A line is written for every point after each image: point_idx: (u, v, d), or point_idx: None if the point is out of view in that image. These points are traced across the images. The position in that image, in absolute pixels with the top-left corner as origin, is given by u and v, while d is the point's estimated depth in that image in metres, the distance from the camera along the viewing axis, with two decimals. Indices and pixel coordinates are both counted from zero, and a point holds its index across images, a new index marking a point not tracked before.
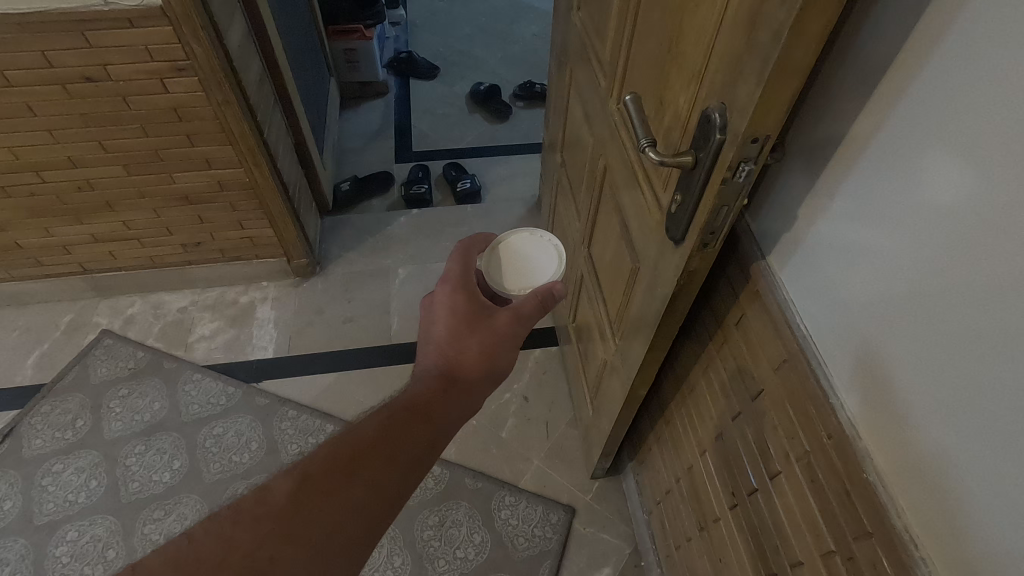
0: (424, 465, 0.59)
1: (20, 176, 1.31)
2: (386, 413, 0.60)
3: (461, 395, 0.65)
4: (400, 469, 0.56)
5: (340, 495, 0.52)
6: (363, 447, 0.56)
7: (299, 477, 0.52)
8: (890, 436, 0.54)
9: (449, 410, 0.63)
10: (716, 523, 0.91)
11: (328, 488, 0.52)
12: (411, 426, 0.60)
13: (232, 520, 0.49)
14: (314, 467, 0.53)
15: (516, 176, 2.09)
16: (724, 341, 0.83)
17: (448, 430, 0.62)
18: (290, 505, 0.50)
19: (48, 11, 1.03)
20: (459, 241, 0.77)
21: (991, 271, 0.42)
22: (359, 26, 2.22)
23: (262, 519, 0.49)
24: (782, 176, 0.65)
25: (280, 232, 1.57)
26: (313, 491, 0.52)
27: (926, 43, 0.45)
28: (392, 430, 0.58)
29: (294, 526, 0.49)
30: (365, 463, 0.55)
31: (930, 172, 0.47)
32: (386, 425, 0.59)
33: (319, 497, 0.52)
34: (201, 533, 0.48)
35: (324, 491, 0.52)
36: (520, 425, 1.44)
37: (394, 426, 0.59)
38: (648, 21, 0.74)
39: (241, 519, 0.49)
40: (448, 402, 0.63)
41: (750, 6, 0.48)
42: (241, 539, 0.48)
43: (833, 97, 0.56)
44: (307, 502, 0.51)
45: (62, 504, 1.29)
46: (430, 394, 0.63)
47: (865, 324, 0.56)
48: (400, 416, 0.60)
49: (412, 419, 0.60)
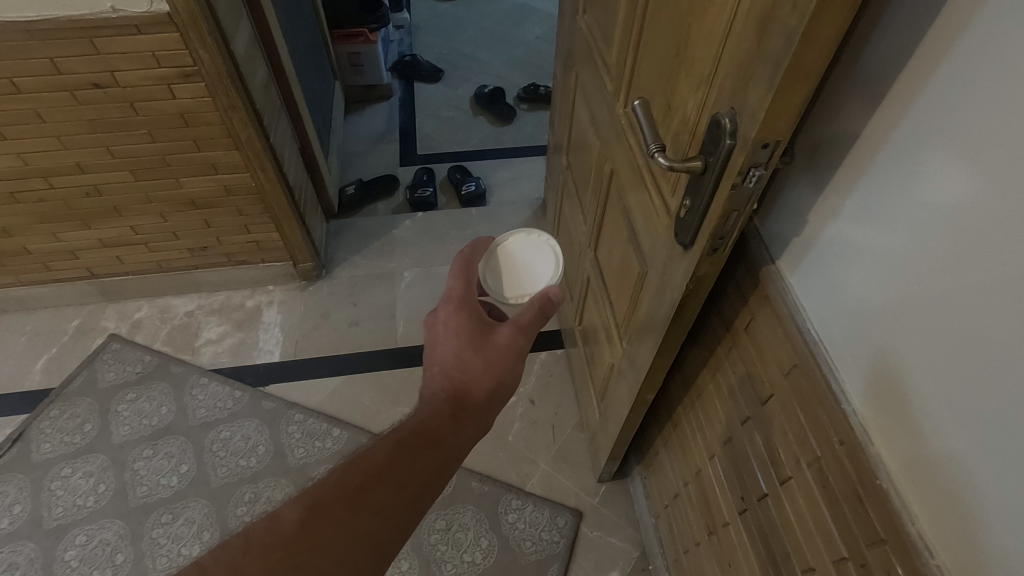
0: (434, 490, 0.59)
1: (28, 182, 1.31)
2: (395, 437, 0.60)
3: (472, 416, 0.65)
4: (410, 496, 0.56)
5: (349, 524, 0.52)
6: (371, 474, 0.56)
7: (309, 504, 0.52)
8: (902, 442, 0.54)
9: (458, 432, 0.63)
10: (726, 528, 0.91)
11: (338, 516, 0.52)
12: (422, 450, 0.59)
13: (242, 550, 0.49)
14: (323, 495, 0.53)
15: (520, 179, 2.09)
16: (734, 345, 0.83)
17: (458, 452, 0.63)
18: (299, 534, 0.50)
19: (55, 19, 1.03)
20: (459, 254, 0.76)
21: (1002, 276, 0.42)
22: (364, 29, 2.23)
23: (271, 549, 0.49)
24: (793, 180, 0.65)
25: (286, 236, 1.57)
26: (322, 520, 0.52)
27: (939, 46, 0.45)
28: (402, 454, 0.58)
29: (304, 555, 0.49)
30: (374, 490, 0.55)
31: (940, 177, 0.47)
32: (395, 449, 0.59)
33: (328, 525, 0.52)
34: (211, 562, 0.48)
35: (334, 519, 0.52)
36: (526, 428, 1.44)
37: (404, 450, 0.59)
38: (656, 25, 0.73)
39: (251, 548, 0.49)
40: (457, 424, 0.63)
41: (761, 10, 0.48)
42: (250, 569, 0.47)
43: (843, 102, 0.56)
44: (317, 530, 0.51)
45: (71, 509, 1.29)
46: (438, 416, 0.63)
47: (877, 327, 0.56)
48: (410, 440, 0.60)
49: (421, 443, 0.60)
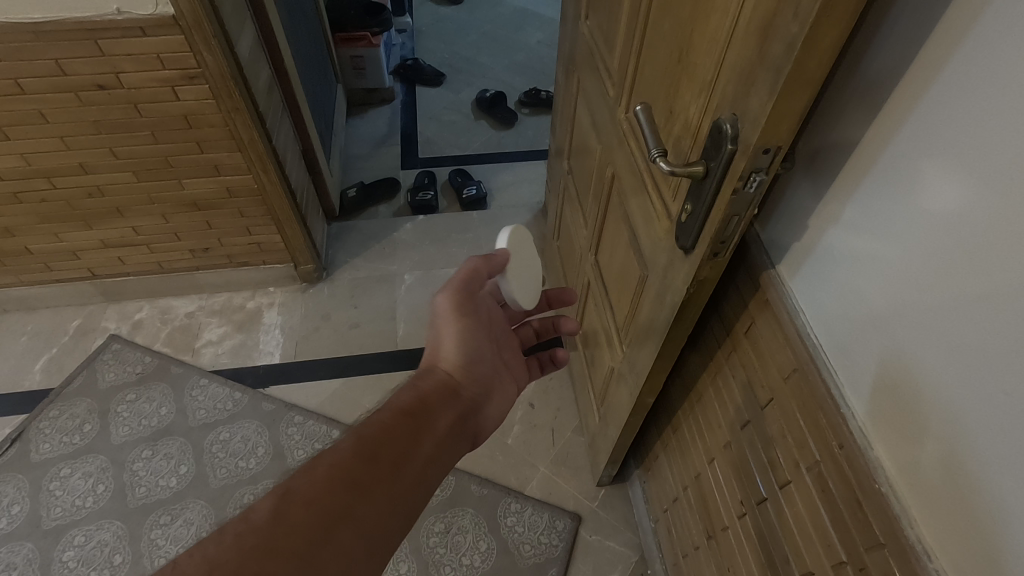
0: (411, 466, 0.62)
1: (31, 182, 1.32)
2: (366, 425, 0.63)
3: (434, 381, 0.75)
4: (386, 471, 0.59)
5: (323, 505, 0.53)
6: (344, 456, 0.58)
7: (280, 493, 0.53)
8: (901, 446, 0.54)
9: (426, 404, 0.70)
10: (725, 532, 0.91)
11: (312, 499, 0.53)
12: (393, 432, 0.63)
13: (215, 542, 0.48)
14: (295, 482, 0.54)
15: (521, 182, 2.10)
16: (734, 349, 0.83)
17: (432, 424, 0.68)
18: (273, 519, 0.50)
19: (61, 21, 1.04)
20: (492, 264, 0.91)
21: (999, 283, 0.43)
22: (366, 33, 2.23)
23: (245, 537, 0.49)
24: (792, 186, 0.66)
25: (287, 237, 1.58)
26: (295, 504, 0.52)
27: (938, 55, 0.45)
28: (373, 435, 0.62)
29: (280, 539, 0.49)
30: (348, 470, 0.57)
31: (937, 183, 0.47)
32: (365, 434, 0.61)
33: (302, 509, 0.52)
34: (184, 558, 0.46)
35: (308, 502, 0.53)
36: (526, 431, 1.44)
37: (374, 434, 0.62)
38: (658, 31, 0.74)
39: (224, 539, 0.48)
40: (423, 394, 0.72)
41: (762, 17, 0.48)
42: (223, 559, 0.47)
43: (841, 111, 0.57)
44: (292, 514, 0.51)
45: (69, 509, 1.29)
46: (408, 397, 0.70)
47: (875, 333, 0.56)
48: (381, 422, 0.64)
49: (392, 426, 0.64)
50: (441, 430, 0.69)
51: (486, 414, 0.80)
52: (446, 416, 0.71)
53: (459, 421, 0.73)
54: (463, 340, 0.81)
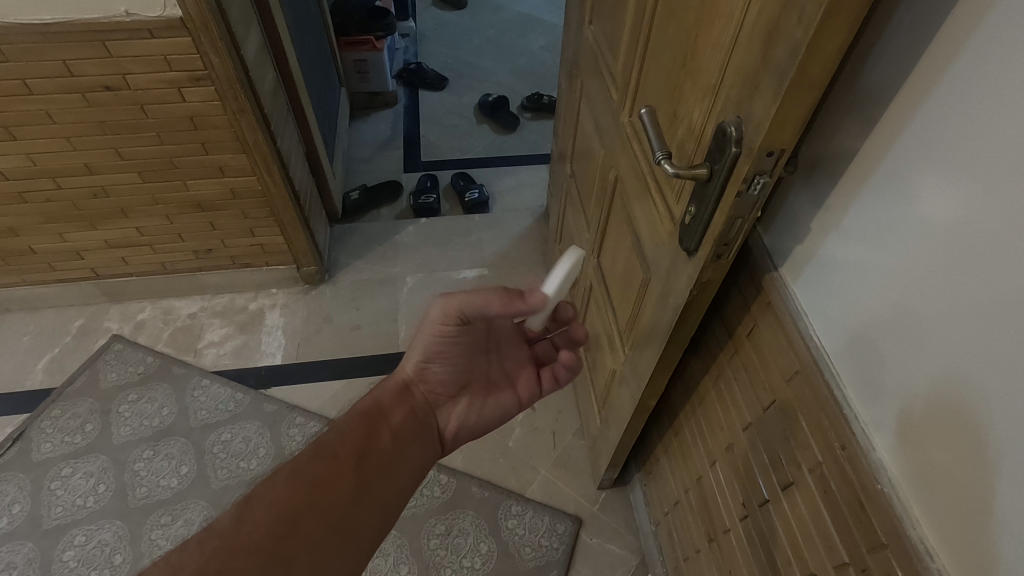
0: (366, 463, 0.70)
1: (37, 183, 1.33)
2: (323, 436, 0.71)
3: (389, 387, 0.82)
4: (343, 467, 0.68)
5: (285, 503, 0.61)
6: (301, 461, 0.66)
7: (244, 501, 0.61)
8: (903, 447, 0.55)
9: (382, 404, 0.79)
10: (727, 534, 0.91)
11: (274, 500, 0.61)
12: (348, 437, 0.71)
13: (181, 548, 0.55)
14: (256, 490, 0.62)
15: (523, 186, 2.11)
16: (736, 351, 0.84)
17: (387, 421, 0.77)
18: (235, 523, 0.58)
19: (70, 22, 1.05)
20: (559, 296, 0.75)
21: (1000, 284, 0.43)
22: (370, 37, 2.25)
23: (209, 541, 0.56)
24: (793, 191, 0.67)
25: (290, 239, 1.58)
26: (257, 506, 0.60)
27: (938, 63, 0.46)
28: (329, 440, 0.70)
29: (244, 537, 0.57)
30: (307, 471, 0.65)
31: (935, 189, 0.48)
32: (320, 442, 0.70)
33: (264, 509, 0.60)
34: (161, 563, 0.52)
35: (269, 503, 0.60)
36: (527, 434, 1.44)
37: (329, 441, 0.70)
38: (662, 35, 0.75)
39: (190, 544, 0.55)
40: (379, 396, 0.80)
41: (767, 21, 0.49)
42: (191, 559, 0.53)
43: (840, 118, 0.57)
44: (254, 516, 0.59)
45: (70, 509, 1.29)
46: (364, 401, 0.79)
47: (877, 336, 0.57)
48: (338, 427, 0.73)
49: (348, 432, 0.72)
50: (397, 426, 0.78)
51: (450, 412, 0.86)
52: (401, 415, 0.80)
53: (415, 418, 0.81)
54: (428, 353, 0.81)
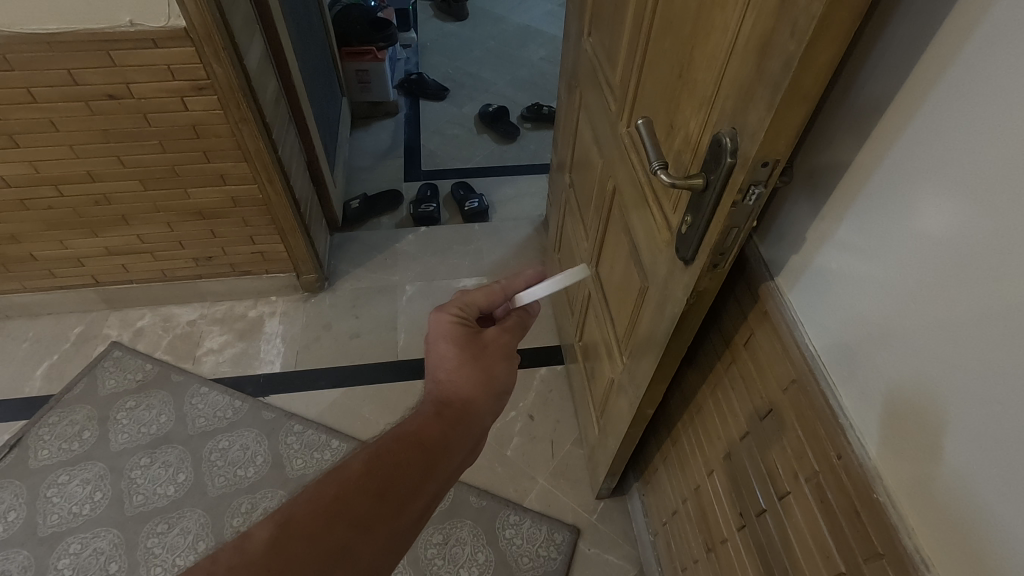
0: (415, 506, 0.59)
1: (40, 190, 1.33)
2: (377, 454, 0.61)
3: (453, 403, 0.68)
4: (390, 509, 0.57)
5: (323, 542, 0.53)
6: (349, 489, 0.57)
7: (281, 521, 0.53)
8: (898, 458, 0.55)
9: (445, 435, 0.65)
10: (724, 544, 0.91)
11: (311, 533, 0.53)
12: (402, 467, 0.60)
13: (209, 568, 0.49)
14: (296, 512, 0.54)
15: (522, 196, 2.12)
16: (733, 361, 0.84)
17: (446, 458, 0.64)
18: (267, 551, 0.51)
19: (76, 32, 1.07)
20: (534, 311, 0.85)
21: (992, 295, 0.44)
22: (371, 48, 2.28)
23: (236, 569, 0.49)
24: (787, 204, 0.67)
25: (291, 248, 1.59)
26: (294, 537, 0.52)
27: (927, 80, 0.47)
28: (382, 467, 0.60)
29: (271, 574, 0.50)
30: (351, 504, 0.56)
31: (926, 202, 0.49)
32: (372, 466, 0.59)
33: (301, 543, 0.52)
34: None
35: (305, 536, 0.53)
36: (526, 444, 1.44)
37: (382, 465, 0.60)
38: (659, 47, 0.76)
39: (217, 567, 0.49)
40: (443, 423, 0.66)
41: (761, 34, 0.50)
42: None
43: (832, 133, 0.58)
44: (288, 548, 0.52)
45: (66, 517, 1.28)
46: (427, 424, 0.65)
47: (872, 345, 0.57)
48: (394, 450, 0.61)
49: (404, 458, 0.61)
50: (453, 463, 0.65)
51: None
52: (462, 449, 0.66)
53: (473, 449, 0.69)
54: (508, 379, 0.75)
